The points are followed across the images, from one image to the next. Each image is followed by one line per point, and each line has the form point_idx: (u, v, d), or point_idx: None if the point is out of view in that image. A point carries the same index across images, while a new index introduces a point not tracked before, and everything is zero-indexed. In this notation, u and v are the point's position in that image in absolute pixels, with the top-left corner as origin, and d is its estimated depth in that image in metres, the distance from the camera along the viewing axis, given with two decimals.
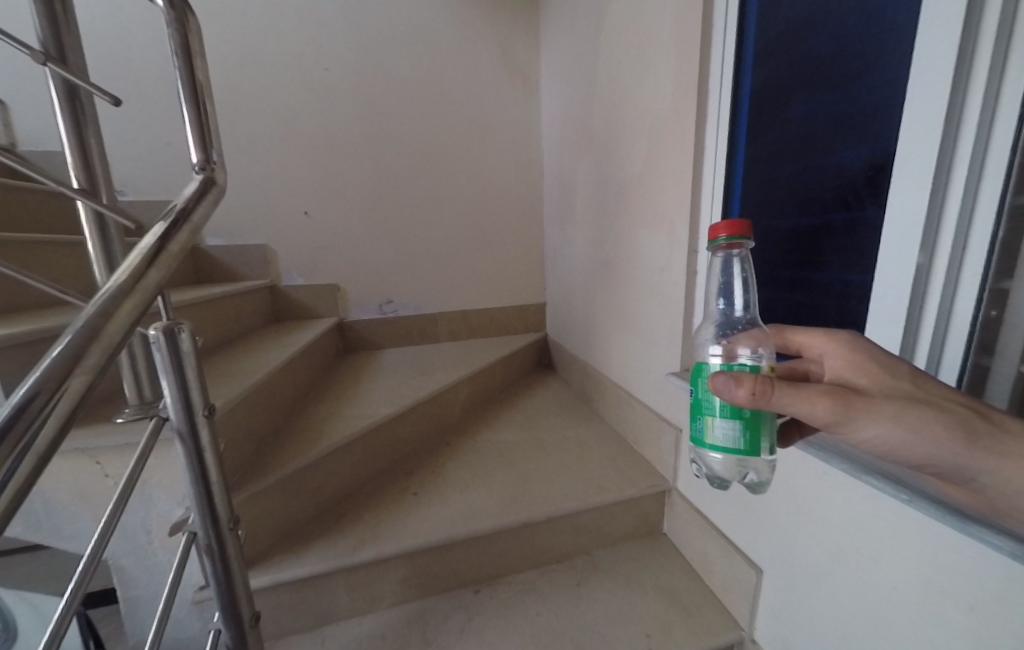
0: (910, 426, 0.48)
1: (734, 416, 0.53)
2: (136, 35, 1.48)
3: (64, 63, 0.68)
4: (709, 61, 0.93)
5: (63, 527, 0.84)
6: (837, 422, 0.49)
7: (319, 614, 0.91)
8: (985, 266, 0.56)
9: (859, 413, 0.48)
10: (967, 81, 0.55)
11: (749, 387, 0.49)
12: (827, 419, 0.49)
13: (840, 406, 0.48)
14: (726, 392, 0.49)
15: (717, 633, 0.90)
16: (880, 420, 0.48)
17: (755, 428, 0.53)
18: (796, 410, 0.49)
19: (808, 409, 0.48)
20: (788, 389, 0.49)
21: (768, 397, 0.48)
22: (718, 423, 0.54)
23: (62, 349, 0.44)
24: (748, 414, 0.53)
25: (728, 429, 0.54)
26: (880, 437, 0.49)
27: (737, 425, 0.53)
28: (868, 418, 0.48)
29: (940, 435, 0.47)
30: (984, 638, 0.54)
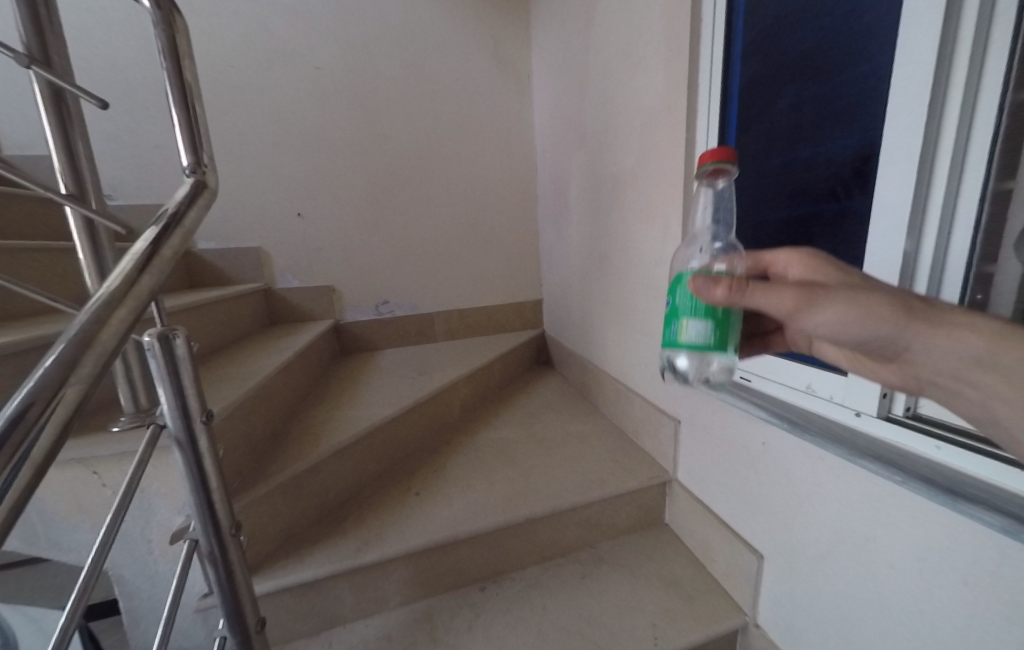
0: (863, 309, 0.48)
1: (707, 316, 0.56)
2: (121, 36, 1.45)
3: (48, 65, 0.67)
4: (699, 58, 0.94)
5: (61, 539, 0.83)
6: (795, 313, 0.51)
7: (325, 617, 0.90)
8: (970, 252, 0.58)
9: (815, 301, 0.49)
10: (948, 74, 0.57)
11: (726, 285, 0.53)
12: (787, 311, 0.51)
13: (806, 293, 0.50)
14: (705, 292, 0.54)
15: (722, 618, 0.92)
16: (836, 306, 0.49)
17: (723, 325, 0.57)
18: (758, 305, 0.52)
19: (776, 298, 0.50)
20: (753, 284, 0.51)
21: (737, 294, 0.52)
22: (693, 321, 0.57)
23: (56, 357, 0.43)
24: (719, 313, 0.56)
25: (700, 328, 0.57)
26: (838, 323, 0.49)
27: (709, 323, 0.56)
28: (823, 305, 0.49)
29: (897, 334, 0.47)
30: (980, 610, 0.56)
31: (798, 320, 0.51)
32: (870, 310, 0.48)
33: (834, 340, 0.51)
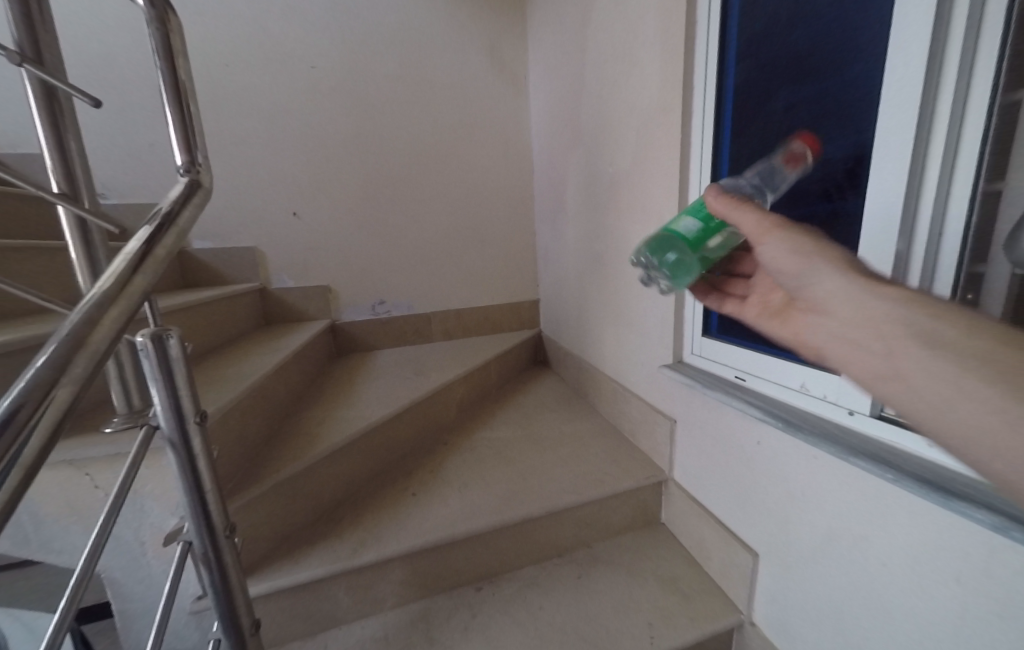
0: (814, 248, 0.53)
1: (703, 220, 0.63)
2: (115, 35, 1.44)
3: (41, 63, 0.66)
4: (694, 60, 0.95)
5: (52, 541, 0.82)
6: (758, 236, 0.56)
7: (321, 618, 0.90)
8: (961, 252, 0.58)
9: (779, 228, 0.54)
10: (939, 76, 0.58)
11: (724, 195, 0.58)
12: (753, 231, 0.56)
13: (776, 223, 0.54)
14: (709, 193, 0.60)
15: (718, 616, 0.92)
16: (791, 240, 0.53)
17: (708, 235, 0.63)
18: (734, 219, 0.58)
19: (754, 220, 0.56)
20: (740, 202, 0.57)
21: (725, 205, 0.58)
22: (689, 216, 0.63)
23: (48, 357, 0.42)
24: (713, 223, 0.62)
25: (690, 228, 0.64)
26: (788, 257, 0.54)
27: (699, 224, 0.63)
28: (781, 236, 0.54)
29: (828, 280, 0.51)
30: (972, 606, 0.57)
31: (758, 245, 0.56)
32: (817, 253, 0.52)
33: (777, 274, 0.56)
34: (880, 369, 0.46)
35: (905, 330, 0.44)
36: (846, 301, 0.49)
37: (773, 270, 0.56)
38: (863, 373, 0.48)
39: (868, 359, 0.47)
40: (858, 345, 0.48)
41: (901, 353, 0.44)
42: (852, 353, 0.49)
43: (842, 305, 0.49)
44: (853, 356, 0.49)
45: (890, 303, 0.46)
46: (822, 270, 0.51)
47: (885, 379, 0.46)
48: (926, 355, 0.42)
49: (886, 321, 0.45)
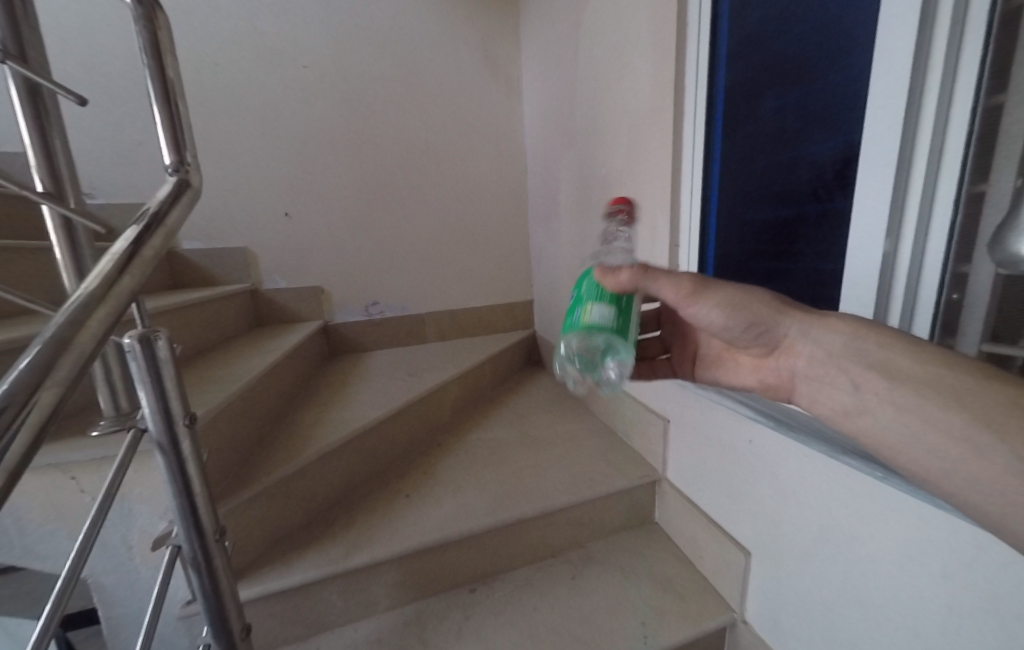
0: (741, 302, 0.54)
1: (611, 303, 0.58)
2: (102, 32, 1.42)
3: (25, 60, 0.65)
4: (685, 61, 0.95)
5: (37, 547, 0.80)
6: (684, 300, 0.57)
7: (313, 622, 0.89)
8: (946, 252, 0.59)
9: (700, 293, 0.56)
10: (924, 80, 0.59)
11: (630, 270, 0.56)
12: (676, 298, 0.57)
13: (696, 286, 0.56)
14: (612, 277, 0.57)
15: (711, 615, 0.92)
16: (719, 300, 0.55)
17: (623, 316, 0.59)
18: (656, 289, 0.57)
19: (673, 287, 0.56)
20: (654, 271, 0.57)
21: (637, 277, 0.56)
22: (598, 304, 0.57)
23: (32, 359, 0.42)
24: (623, 301, 0.58)
25: (604, 313, 0.57)
26: (720, 314, 0.55)
27: (611, 309, 0.57)
28: (709, 297, 0.55)
29: (784, 324, 0.54)
30: (959, 602, 0.58)
31: (686, 309, 0.57)
32: (747, 306, 0.55)
33: (717, 328, 0.57)
34: (847, 403, 0.50)
35: (862, 363, 0.49)
36: (806, 340, 0.53)
37: (706, 327, 0.58)
38: (832, 408, 0.52)
39: (836, 395, 0.51)
40: (822, 380, 0.52)
41: (865, 385, 0.48)
42: (818, 390, 0.53)
43: (803, 345, 0.53)
44: (817, 392, 0.53)
45: (845, 336, 0.50)
46: (766, 317, 0.54)
47: (852, 413, 0.50)
48: (886, 389, 0.46)
49: (844, 356, 0.50)
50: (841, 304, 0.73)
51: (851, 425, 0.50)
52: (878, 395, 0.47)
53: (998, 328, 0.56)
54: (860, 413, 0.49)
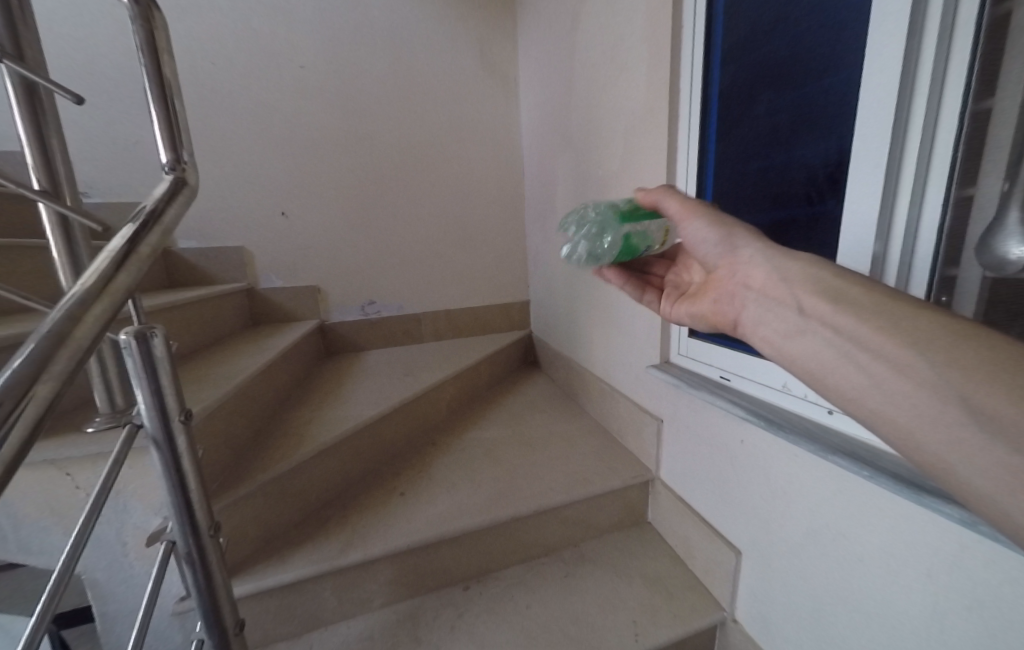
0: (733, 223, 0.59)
1: (622, 215, 0.69)
2: (99, 30, 1.42)
3: (22, 59, 0.65)
4: (680, 64, 0.96)
5: (30, 542, 0.81)
6: (684, 216, 0.64)
7: (307, 619, 0.90)
8: (935, 255, 0.60)
9: (700, 209, 0.62)
10: (913, 84, 0.60)
11: (649, 189, 0.68)
12: (678, 213, 0.64)
13: (697, 204, 0.63)
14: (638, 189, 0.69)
15: (701, 613, 0.93)
16: (712, 218, 0.61)
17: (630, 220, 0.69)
18: (665, 203, 0.66)
19: (680, 204, 0.64)
20: (667, 191, 0.66)
21: (654, 192, 0.67)
22: (612, 207, 0.69)
23: (26, 356, 0.42)
24: (639, 212, 0.69)
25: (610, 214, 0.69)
26: (706, 232, 0.61)
27: (618, 213, 0.68)
28: (705, 214, 0.61)
29: (752, 244, 0.56)
30: (944, 598, 0.58)
31: (686, 223, 0.63)
32: (733, 227, 0.59)
33: (704, 248, 0.62)
34: (790, 325, 0.50)
35: (816, 287, 0.49)
36: (765, 265, 0.54)
37: (694, 248, 0.64)
38: (774, 332, 0.52)
39: (781, 319, 0.51)
40: (774, 304, 0.52)
41: (809, 307, 0.48)
42: (764, 313, 0.53)
43: (761, 267, 0.55)
44: (762, 317, 0.54)
45: (803, 265, 0.51)
46: (741, 238, 0.58)
47: (789, 337, 0.50)
48: (829, 314, 0.46)
49: (798, 279, 0.50)
50: (840, 252, 0.71)
51: (791, 351, 0.50)
52: (820, 318, 0.47)
53: None
54: (801, 335, 0.49)
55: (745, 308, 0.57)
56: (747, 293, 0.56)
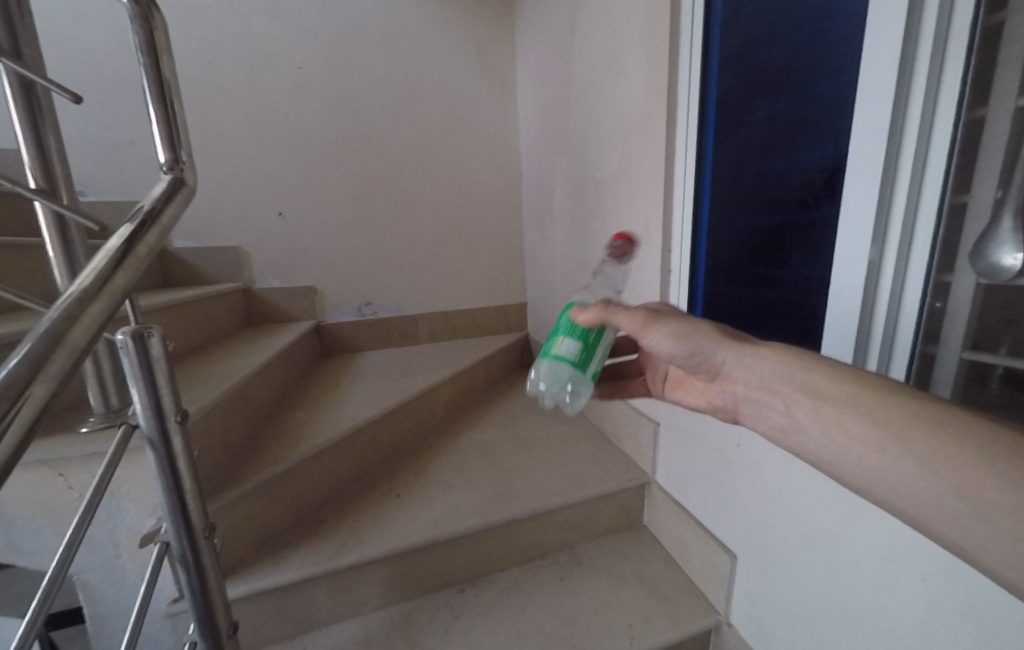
0: (690, 330, 0.61)
1: (580, 339, 0.64)
2: (97, 28, 1.42)
3: (19, 57, 0.65)
4: (678, 68, 0.97)
5: (23, 543, 0.80)
6: (639, 332, 0.63)
7: (300, 622, 0.89)
8: (929, 262, 0.60)
9: (655, 322, 0.61)
10: (908, 92, 0.60)
11: (592, 312, 0.64)
12: (633, 327, 0.63)
13: (648, 318, 0.62)
14: (583, 317, 0.64)
15: (696, 617, 0.93)
16: (670, 329, 0.61)
17: (588, 353, 0.64)
18: (617, 324, 0.64)
19: (635, 321, 0.62)
20: (613, 306, 0.64)
21: (601, 312, 0.63)
22: (568, 339, 0.64)
23: (22, 356, 0.42)
24: (591, 338, 0.64)
25: (571, 347, 0.64)
26: (671, 341, 0.61)
27: (578, 345, 0.64)
28: (661, 326, 0.61)
29: (719, 349, 0.58)
30: (936, 603, 0.58)
31: (644, 337, 0.63)
32: (694, 336, 0.61)
33: (672, 357, 0.63)
34: (782, 422, 0.53)
35: (795, 385, 0.51)
36: (739, 368, 0.56)
37: (665, 354, 0.63)
38: (773, 428, 0.55)
39: (773, 414, 0.54)
40: (760, 402, 0.56)
41: (793, 404, 0.51)
42: (757, 411, 0.57)
43: (738, 369, 0.57)
44: (758, 414, 0.57)
45: (773, 364, 0.53)
46: (707, 347, 0.59)
47: (788, 432, 0.53)
48: (812, 406, 0.48)
49: (774, 379, 0.53)
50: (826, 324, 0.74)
51: (793, 441, 0.52)
52: (806, 413, 0.49)
53: (978, 336, 0.56)
54: (795, 430, 0.51)
55: (740, 403, 0.60)
56: (738, 392, 0.59)
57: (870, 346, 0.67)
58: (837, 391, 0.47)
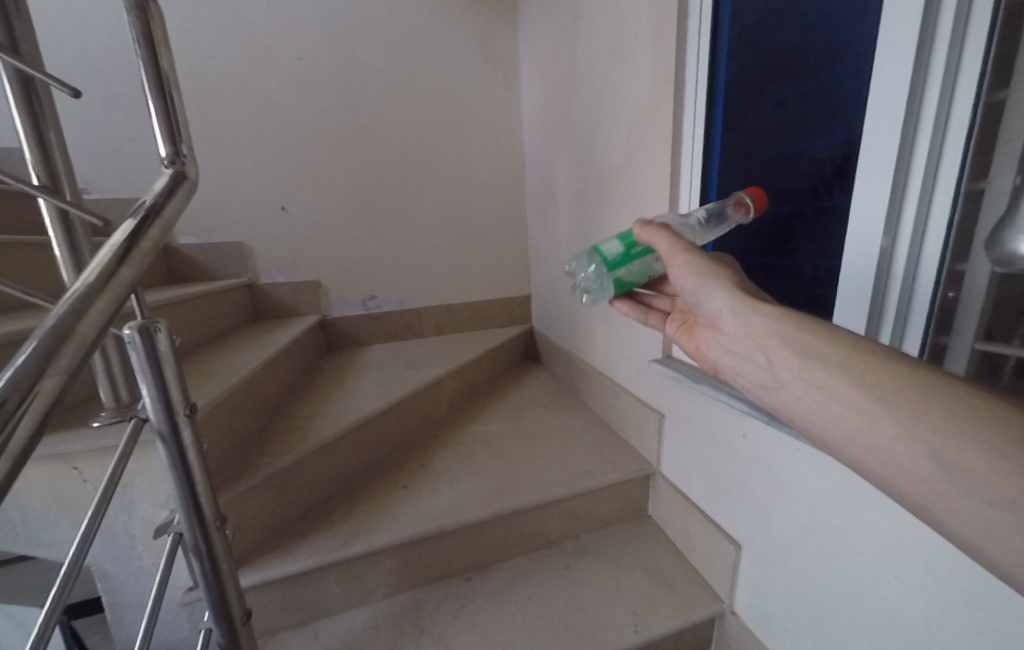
0: (713, 273, 0.57)
1: (626, 244, 0.69)
2: (94, 21, 1.41)
3: (17, 52, 0.64)
4: (686, 53, 0.94)
5: (41, 535, 0.83)
6: (669, 257, 0.61)
7: (313, 608, 0.91)
8: (943, 250, 0.59)
9: (688, 253, 0.59)
10: (926, 73, 0.58)
11: (643, 223, 0.64)
12: (666, 251, 0.61)
13: (684, 246, 0.60)
14: (635, 222, 0.67)
15: (700, 606, 0.94)
16: (700, 263, 0.58)
17: (624, 262, 0.70)
18: (654, 241, 0.63)
19: (670, 248, 0.61)
20: (663, 227, 0.63)
21: (649, 227, 0.64)
22: (617, 240, 0.70)
23: (31, 351, 0.42)
24: (634, 252, 0.69)
25: (615, 247, 0.70)
26: (692, 275, 0.58)
27: (620, 248, 0.69)
28: (690, 258, 0.59)
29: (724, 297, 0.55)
30: (941, 594, 0.58)
31: (671, 264, 0.61)
32: (716, 278, 0.57)
33: (682, 293, 0.60)
34: (761, 377, 0.52)
35: (787, 343, 0.49)
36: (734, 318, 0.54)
37: (678, 287, 0.61)
38: (751, 380, 0.54)
39: (754, 369, 0.53)
40: (743, 355, 0.54)
41: (779, 361, 0.49)
42: (738, 363, 0.56)
43: (733, 320, 0.54)
44: (739, 365, 0.56)
45: (771, 320, 0.51)
46: (716, 291, 0.56)
47: (768, 387, 0.52)
48: (799, 365, 0.47)
49: (765, 334, 0.50)
50: (835, 314, 0.73)
51: (769, 397, 0.52)
52: (791, 371, 0.48)
53: (993, 327, 0.55)
54: (775, 387, 0.51)
55: (720, 355, 0.59)
56: (721, 343, 0.58)
57: (879, 336, 0.66)
58: (831, 353, 0.46)
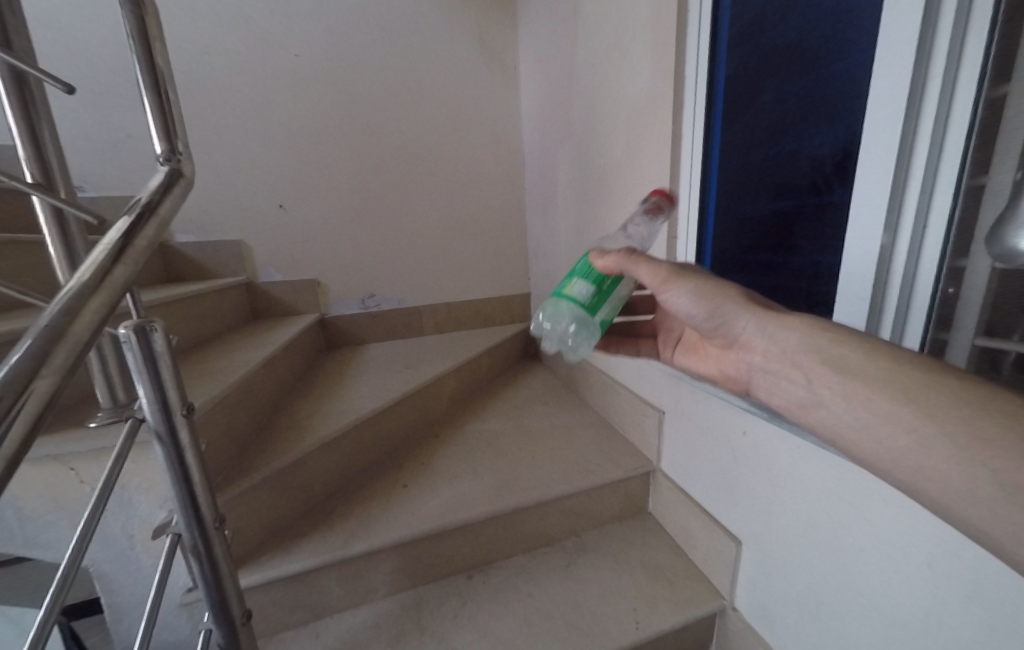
0: (715, 289, 0.59)
1: (594, 282, 0.63)
2: (89, 17, 1.39)
3: (9, 48, 0.63)
4: (686, 49, 0.94)
5: (38, 536, 0.82)
6: (660, 287, 0.61)
7: (314, 608, 0.91)
8: (943, 246, 0.59)
9: (679, 277, 0.60)
10: (927, 69, 0.58)
11: (613, 257, 0.62)
12: (653, 282, 0.61)
13: (671, 271, 0.60)
14: (599, 259, 0.64)
15: (701, 602, 0.94)
16: (695, 285, 0.59)
17: (601, 299, 0.64)
18: (635, 273, 0.62)
19: (656, 277, 0.60)
20: (636, 256, 0.62)
21: (622, 260, 0.62)
22: (582, 281, 0.64)
23: (24, 351, 0.41)
24: (605, 286, 0.64)
25: (584, 289, 0.64)
26: (693, 298, 0.60)
27: (592, 287, 0.63)
28: (684, 283, 0.59)
29: (743, 318, 0.58)
30: (943, 588, 0.58)
31: (665, 292, 0.61)
32: (718, 296, 0.59)
33: (688, 317, 0.62)
34: (801, 396, 0.54)
35: (818, 358, 0.51)
36: (762, 335, 0.56)
37: (680, 312, 0.62)
38: (791, 400, 0.56)
39: (792, 388, 0.55)
40: (780, 374, 0.56)
41: (815, 379, 0.51)
42: (773, 382, 0.58)
43: (760, 338, 0.57)
44: (775, 385, 0.58)
45: (799, 334, 0.53)
46: (729, 309, 0.59)
47: (807, 406, 0.53)
48: (837, 383, 0.49)
49: (797, 351, 0.52)
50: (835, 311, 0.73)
51: (811, 416, 0.53)
52: (829, 388, 0.49)
53: (992, 323, 0.55)
54: (815, 406, 0.52)
55: (755, 373, 0.61)
56: (754, 362, 0.60)
57: (879, 332, 0.66)
58: (867, 366, 0.48)
